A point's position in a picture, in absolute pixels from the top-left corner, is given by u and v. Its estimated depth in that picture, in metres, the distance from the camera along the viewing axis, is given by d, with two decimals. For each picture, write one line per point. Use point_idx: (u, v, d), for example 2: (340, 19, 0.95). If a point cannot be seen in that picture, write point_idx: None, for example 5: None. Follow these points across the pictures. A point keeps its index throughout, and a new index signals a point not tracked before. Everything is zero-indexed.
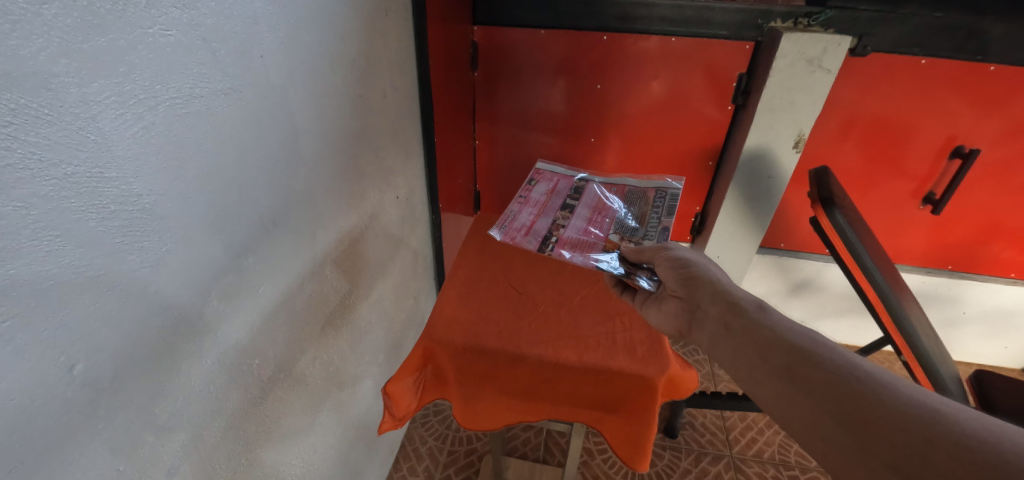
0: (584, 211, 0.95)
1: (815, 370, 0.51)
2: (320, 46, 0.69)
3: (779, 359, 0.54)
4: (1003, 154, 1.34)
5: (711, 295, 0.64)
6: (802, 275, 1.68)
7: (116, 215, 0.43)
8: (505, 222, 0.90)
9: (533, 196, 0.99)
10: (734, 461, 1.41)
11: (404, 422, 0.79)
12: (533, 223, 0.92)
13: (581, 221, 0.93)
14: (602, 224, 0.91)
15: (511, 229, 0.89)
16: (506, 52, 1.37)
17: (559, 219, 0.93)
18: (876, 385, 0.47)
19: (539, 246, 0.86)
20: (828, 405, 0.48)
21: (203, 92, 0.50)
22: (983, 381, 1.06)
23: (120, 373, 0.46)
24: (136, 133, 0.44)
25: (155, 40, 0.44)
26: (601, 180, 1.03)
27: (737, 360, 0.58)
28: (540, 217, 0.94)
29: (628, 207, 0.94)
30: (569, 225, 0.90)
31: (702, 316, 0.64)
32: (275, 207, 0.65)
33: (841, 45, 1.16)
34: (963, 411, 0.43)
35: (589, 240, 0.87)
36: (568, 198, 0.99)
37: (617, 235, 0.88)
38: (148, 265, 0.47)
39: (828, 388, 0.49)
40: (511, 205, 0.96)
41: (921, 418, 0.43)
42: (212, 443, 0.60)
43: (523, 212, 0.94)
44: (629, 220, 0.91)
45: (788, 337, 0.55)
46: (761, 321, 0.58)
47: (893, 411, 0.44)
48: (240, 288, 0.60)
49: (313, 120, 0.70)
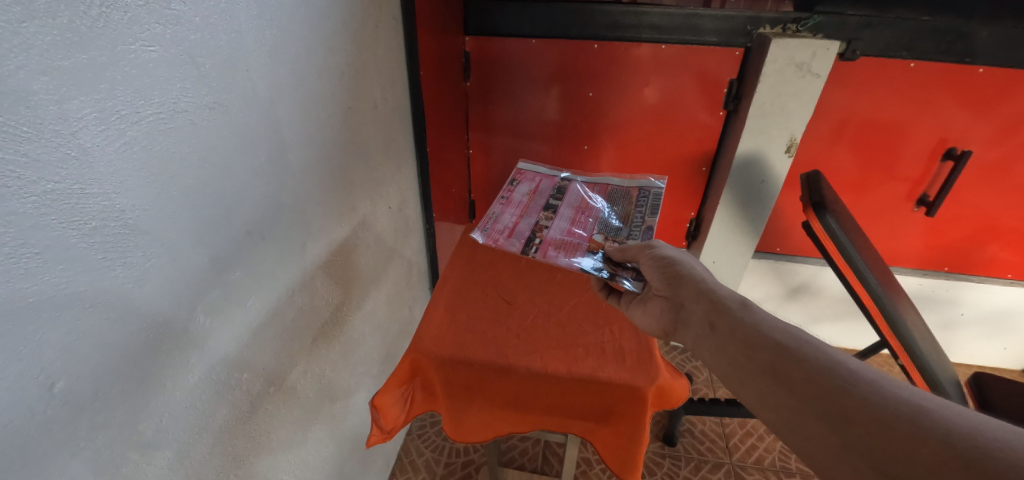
0: (567, 211, 0.94)
1: (800, 370, 0.50)
2: (307, 58, 0.69)
3: (764, 358, 0.53)
4: (996, 155, 1.35)
5: (694, 296, 0.64)
6: (798, 278, 1.68)
7: (97, 232, 0.43)
8: (488, 224, 0.89)
9: (515, 197, 0.98)
10: (734, 468, 1.39)
11: (393, 435, 0.78)
12: (515, 224, 0.91)
13: (564, 222, 0.92)
14: (585, 224, 0.90)
15: (496, 231, 0.88)
16: (498, 61, 1.37)
17: (541, 220, 0.93)
18: (857, 381, 0.47)
19: (522, 248, 0.86)
20: (815, 402, 0.48)
21: (188, 107, 0.50)
22: (981, 383, 1.06)
23: (104, 390, 0.46)
24: (118, 149, 0.43)
25: (138, 56, 0.44)
26: (584, 180, 1.03)
27: (723, 360, 0.58)
28: (523, 218, 0.93)
29: (612, 207, 0.94)
30: (552, 226, 0.90)
31: (686, 315, 0.64)
32: (263, 217, 0.64)
33: (830, 50, 1.16)
34: (945, 407, 0.42)
35: (572, 242, 0.87)
36: (550, 199, 0.98)
37: (600, 233, 0.88)
38: (131, 281, 0.47)
39: (812, 388, 0.48)
40: (494, 206, 0.94)
41: (906, 415, 0.43)
42: (200, 460, 0.59)
43: (505, 213, 0.92)
44: (613, 219, 0.91)
45: (772, 334, 0.55)
46: (745, 321, 0.57)
47: (878, 409, 0.44)
48: (227, 302, 0.60)
49: (301, 133, 0.70)
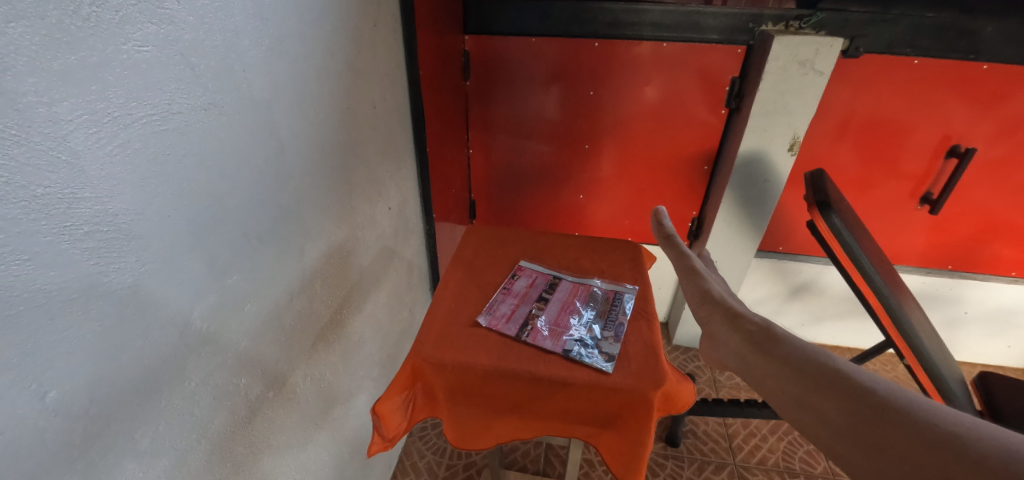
0: (563, 298, 0.86)
1: (821, 390, 0.47)
2: (304, 59, 0.68)
3: (791, 382, 0.49)
4: (1000, 152, 1.33)
5: (723, 325, 0.62)
6: (801, 277, 1.66)
7: (90, 236, 0.42)
8: (488, 312, 0.82)
9: (517, 288, 0.89)
10: (737, 469, 1.38)
11: (394, 443, 0.77)
12: (514, 310, 0.83)
13: (560, 309, 0.84)
14: (579, 314, 0.82)
15: (495, 316, 0.82)
16: (498, 60, 1.36)
17: (538, 307, 0.84)
18: (889, 405, 0.43)
19: (516, 333, 0.78)
20: (846, 426, 0.44)
21: (183, 108, 0.49)
22: (987, 382, 1.05)
23: (99, 397, 0.45)
24: (111, 152, 0.42)
25: (130, 56, 0.43)
26: (574, 264, 0.96)
27: (761, 388, 0.53)
28: (522, 304, 0.84)
29: (605, 298, 0.87)
30: (547, 314, 0.82)
31: (718, 338, 0.62)
32: (261, 221, 0.63)
33: (832, 47, 1.15)
34: (979, 428, 0.38)
35: (571, 330, 0.79)
36: (544, 291, 0.88)
37: (599, 326, 0.80)
38: (126, 286, 0.46)
39: (842, 411, 0.44)
40: (493, 294, 0.87)
41: (940, 439, 0.38)
42: (198, 467, 0.58)
43: (504, 301, 0.85)
44: (609, 312, 0.83)
45: (798, 355, 0.51)
46: (771, 346, 0.54)
47: (909, 431, 0.40)
48: (225, 307, 0.59)
49: (299, 135, 0.69)
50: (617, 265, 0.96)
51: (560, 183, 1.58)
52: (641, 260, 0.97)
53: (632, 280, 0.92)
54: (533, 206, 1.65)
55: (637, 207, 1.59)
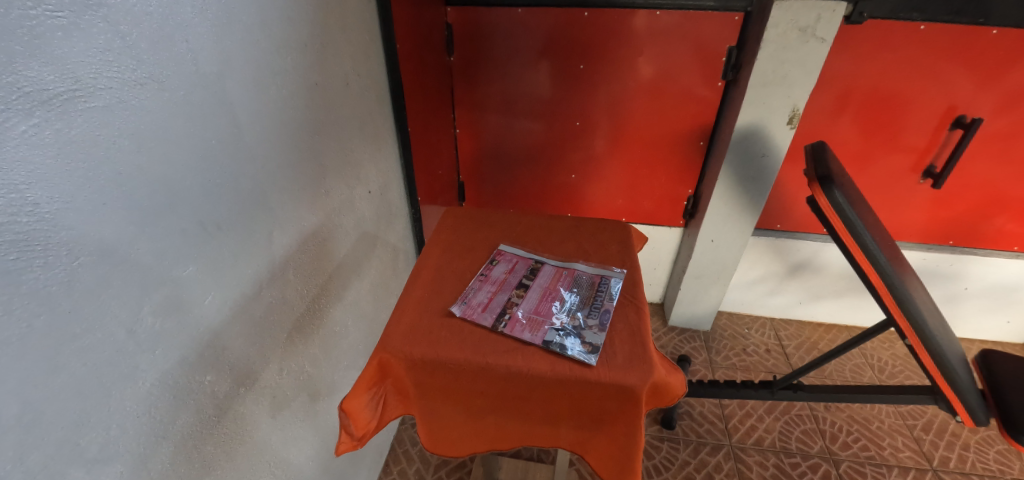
0: (543, 284, 0.82)
1: None
2: (260, 29, 0.62)
3: None
4: (1008, 123, 1.28)
5: None
6: (799, 255, 1.63)
7: (5, 230, 0.37)
8: (466, 300, 0.78)
9: (494, 274, 0.84)
10: (734, 450, 1.36)
11: (363, 442, 0.72)
12: (492, 298, 0.79)
13: (540, 297, 0.80)
14: (560, 301, 0.78)
15: (471, 305, 0.77)
16: (483, 33, 1.30)
17: (517, 295, 0.80)
18: None
19: (492, 323, 0.74)
20: None
21: (113, 83, 0.44)
22: (989, 359, 1.02)
23: (32, 406, 0.41)
24: (25, 132, 0.38)
25: (40, 23, 0.38)
26: (559, 249, 0.92)
27: None
28: (500, 292, 0.80)
29: (585, 284, 0.82)
30: (527, 301, 0.78)
31: None
32: (219, 208, 0.58)
33: (836, 11, 1.09)
34: None
35: (549, 319, 0.75)
36: (523, 276, 0.84)
37: (582, 313, 0.76)
38: (56, 283, 0.41)
39: None
40: (469, 281, 0.83)
41: None
42: (159, 470, 0.54)
43: (481, 289, 0.81)
44: (591, 300, 0.79)
45: None
46: None
47: None
48: (182, 302, 0.54)
49: (259, 113, 0.64)
50: (605, 248, 0.92)
51: (550, 163, 1.53)
52: (631, 243, 0.93)
53: (620, 263, 0.88)
54: (524, 186, 1.59)
55: (632, 186, 1.54)
